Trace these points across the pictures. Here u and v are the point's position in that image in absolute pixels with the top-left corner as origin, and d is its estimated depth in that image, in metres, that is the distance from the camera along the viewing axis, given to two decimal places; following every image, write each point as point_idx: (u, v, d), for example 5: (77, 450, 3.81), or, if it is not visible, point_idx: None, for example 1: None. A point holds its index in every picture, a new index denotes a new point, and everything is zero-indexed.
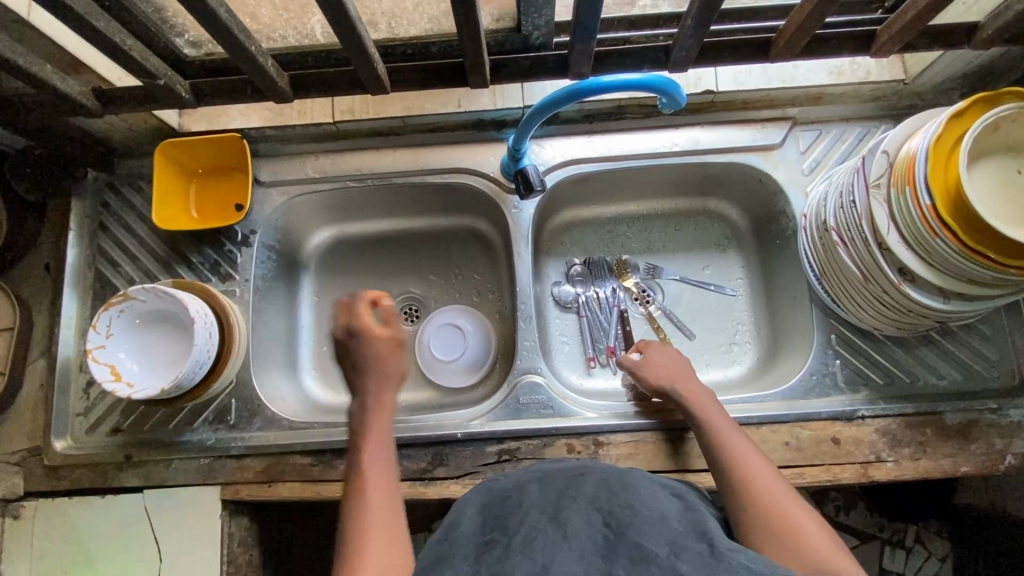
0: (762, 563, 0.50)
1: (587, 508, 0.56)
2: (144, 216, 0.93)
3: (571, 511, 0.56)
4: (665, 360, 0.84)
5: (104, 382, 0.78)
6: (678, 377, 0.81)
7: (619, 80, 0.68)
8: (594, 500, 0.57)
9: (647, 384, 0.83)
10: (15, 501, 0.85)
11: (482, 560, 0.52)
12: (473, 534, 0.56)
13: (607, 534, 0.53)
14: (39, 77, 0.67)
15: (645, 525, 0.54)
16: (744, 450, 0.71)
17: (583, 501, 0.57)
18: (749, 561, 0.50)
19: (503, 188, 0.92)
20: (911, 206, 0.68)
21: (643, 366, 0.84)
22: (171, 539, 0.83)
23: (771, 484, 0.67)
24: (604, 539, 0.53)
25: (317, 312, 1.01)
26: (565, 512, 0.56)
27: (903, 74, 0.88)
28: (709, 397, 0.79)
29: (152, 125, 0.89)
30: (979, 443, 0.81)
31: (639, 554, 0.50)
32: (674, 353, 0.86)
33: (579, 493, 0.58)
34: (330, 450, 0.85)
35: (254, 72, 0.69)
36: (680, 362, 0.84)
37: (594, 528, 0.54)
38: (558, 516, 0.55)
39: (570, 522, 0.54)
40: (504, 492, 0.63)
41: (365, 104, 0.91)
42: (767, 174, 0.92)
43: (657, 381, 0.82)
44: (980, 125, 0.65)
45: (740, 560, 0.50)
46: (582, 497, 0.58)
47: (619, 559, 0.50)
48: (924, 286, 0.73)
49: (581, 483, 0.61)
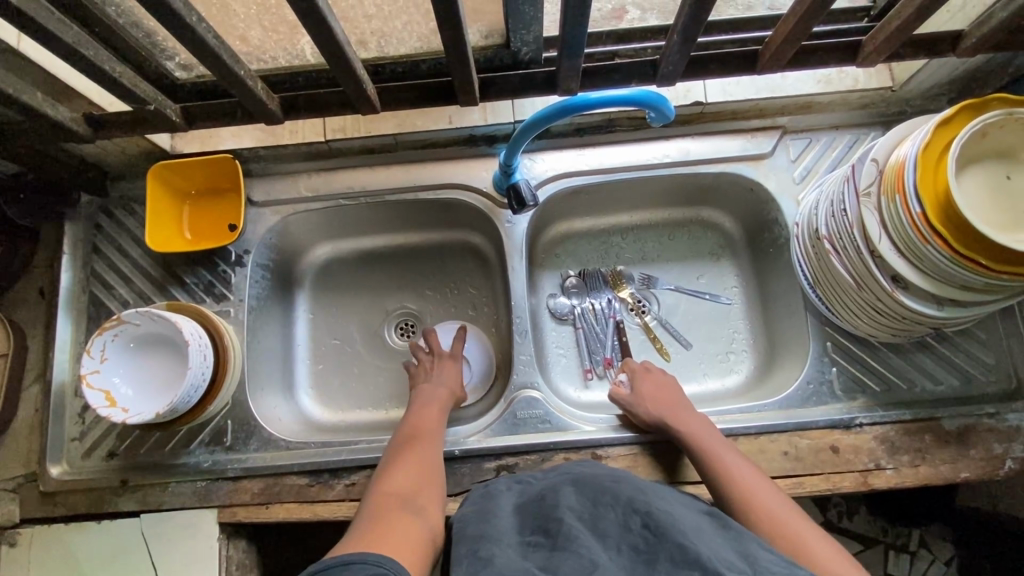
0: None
1: (626, 513, 0.56)
2: (138, 239, 0.93)
3: (609, 520, 0.56)
4: (654, 391, 0.84)
5: (99, 408, 0.78)
6: (669, 409, 0.81)
7: (607, 96, 0.68)
8: (632, 504, 0.57)
9: (640, 416, 0.83)
10: (11, 528, 0.85)
11: (528, 554, 0.52)
12: (511, 530, 0.57)
13: (647, 537, 0.53)
14: (29, 106, 0.67)
15: (687, 530, 0.53)
16: (739, 466, 0.72)
17: (620, 506, 0.57)
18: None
19: (496, 203, 0.93)
20: (902, 214, 0.68)
21: (636, 396, 0.84)
22: (169, 563, 0.82)
23: (769, 498, 0.68)
24: (643, 543, 0.53)
25: (313, 330, 1.01)
26: (603, 519, 0.56)
27: (890, 81, 0.88)
28: (703, 424, 0.79)
29: (144, 148, 0.89)
30: (978, 448, 0.81)
31: (681, 556, 0.50)
32: (660, 381, 0.86)
33: (615, 498, 0.58)
34: (327, 470, 0.84)
35: (243, 95, 0.69)
36: (669, 390, 0.85)
37: (633, 533, 0.54)
38: (597, 524, 0.55)
39: (609, 532, 0.54)
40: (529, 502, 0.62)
41: (356, 122, 0.92)
42: (758, 183, 0.92)
43: (651, 412, 0.81)
44: (968, 132, 0.65)
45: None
46: (619, 502, 0.58)
47: (661, 561, 0.50)
48: (918, 293, 0.73)
49: (617, 488, 0.60)
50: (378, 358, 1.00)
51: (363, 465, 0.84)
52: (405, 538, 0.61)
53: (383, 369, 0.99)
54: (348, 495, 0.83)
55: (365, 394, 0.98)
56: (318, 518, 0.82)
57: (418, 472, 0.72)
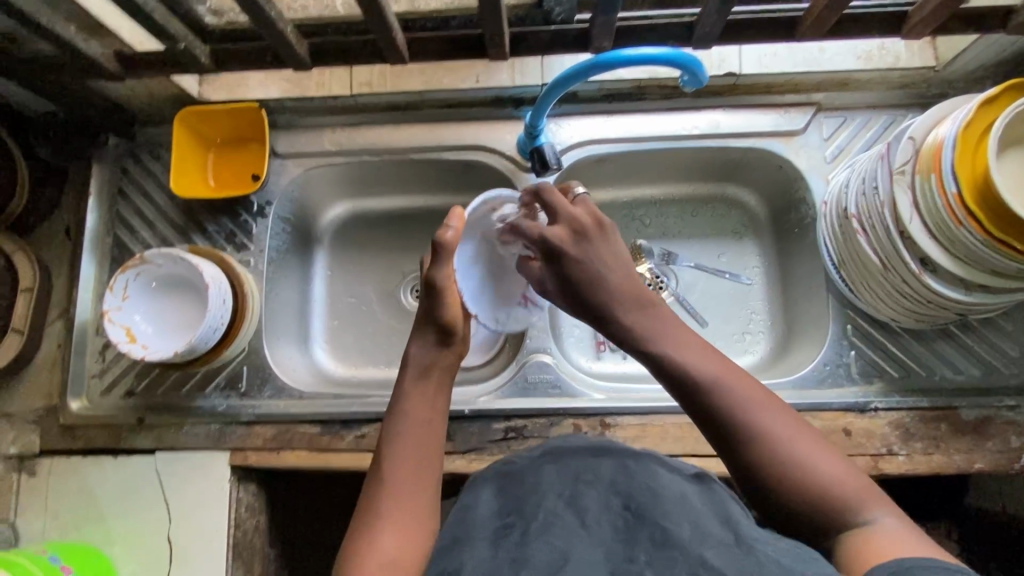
0: (794, 556, 0.46)
1: (602, 491, 0.56)
2: (162, 184, 0.93)
3: (589, 498, 0.55)
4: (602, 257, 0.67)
5: (120, 343, 0.79)
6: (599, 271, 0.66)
7: (639, 54, 0.66)
8: (614, 484, 0.57)
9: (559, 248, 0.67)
10: (31, 458, 0.87)
11: (497, 543, 0.52)
12: (489, 516, 0.57)
13: (627, 518, 0.53)
14: (60, 37, 0.67)
15: (668, 506, 0.53)
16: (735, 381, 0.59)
17: (601, 487, 0.57)
18: (778, 553, 0.46)
19: (519, 166, 0.91)
20: (936, 195, 0.67)
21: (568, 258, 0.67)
22: (180, 501, 0.84)
23: (776, 429, 0.56)
24: (625, 522, 0.52)
25: (329, 286, 1.01)
26: (583, 497, 0.55)
27: (934, 60, 0.85)
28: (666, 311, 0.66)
29: (173, 93, 0.89)
30: (995, 440, 0.79)
31: (661, 538, 0.50)
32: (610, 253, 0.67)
33: (596, 477, 0.58)
34: (338, 421, 0.86)
35: (273, 37, 0.69)
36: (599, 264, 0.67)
37: (614, 512, 0.54)
38: (575, 504, 0.55)
39: (588, 509, 0.54)
40: (520, 474, 0.63)
41: (383, 76, 0.90)
42: (788, 160, 0.90)
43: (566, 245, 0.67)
44: (1012, 113, 0.64)
45: (769, 552, 0.46)
46: (601, 482, 0.58)
47: (642, 543, 0.50)
48: (946, 276, 0.71)
49: (598, 465, 0.60)
50: (393, 318, 1.00)
51: (374, 418, 0.85)
52: (393, 546, 0.56)
53: (398, 330, 1.00)
54: (358, 446, 0.84)
55: (378, 352, 0.99)
56: (327, 467, 0.84)
57: (418, 461, 0.62)
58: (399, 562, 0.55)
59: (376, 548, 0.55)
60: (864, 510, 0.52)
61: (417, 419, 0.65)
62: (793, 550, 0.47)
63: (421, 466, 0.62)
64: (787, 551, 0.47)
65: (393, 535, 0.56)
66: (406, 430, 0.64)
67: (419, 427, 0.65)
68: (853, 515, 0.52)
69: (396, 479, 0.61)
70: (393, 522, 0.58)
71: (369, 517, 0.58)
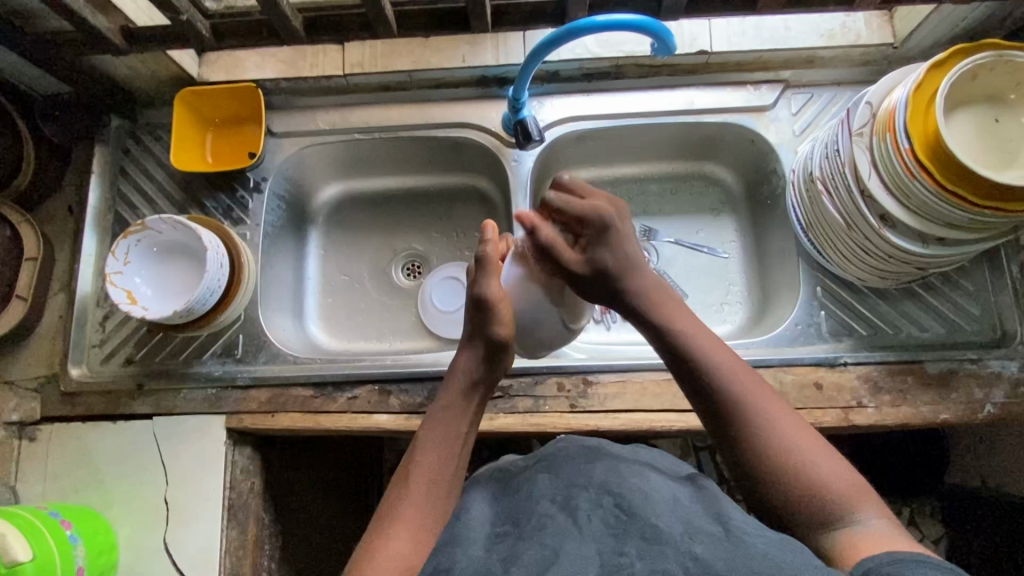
0: (776, 545, 0.50)
1: (595, 493, 0.58)
2: (162, 162, 0.97)
3: (581, 498, 0.58)
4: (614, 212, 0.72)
5: (121, 304, 0.82)
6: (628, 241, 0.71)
7: (611, 20, 0.71)
8: (605, 484, 0.59)
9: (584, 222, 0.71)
10: (32, 424, 0.90)
11: (492, 548, 0.55)
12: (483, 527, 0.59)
13: (618, 515, 0.55)
14: (72, 10, 0.72)
15: (658, 506, 0.56)
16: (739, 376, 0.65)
17: (593, 487, 0.59)
18: (765, 545, 0.50)
19: (504, 142, 0.96)
20: (891, 151, 0.71)
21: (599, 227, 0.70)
22: (178, 462, 0.87)
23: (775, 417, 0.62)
24: (615, 520, 0.55)
25: (323, 264, 1.05)
26: (574, 499, 0.58)
27: (892, 38, 0.90)
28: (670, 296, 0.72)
29: (173, 73, 0.93)
30: (959, 392, 0.83)
31: (651, 534, 0.53)
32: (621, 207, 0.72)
33: (588, 480, 0.60)
34: (330, 383, 0.89)
35: (271, 9, 0.73)
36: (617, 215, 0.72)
37: (605, 509, 0.56)
38: (568, 505, 0.57)
39: (580, 510, 0.56)
40: (511, 482, 0.65)
41: (374, 57, 0.95)
42: (758, 135, 0.95)
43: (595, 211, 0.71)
44: (956, 72, 0.69)
45: (757, 544, 0.50)
46: (592, 483, 0.60)
47: (632, 539, 0.53)
48: (905, 231, 0.76)
49: (590, 469, 0.62)
50: (385, 294, 1.04)
51: (365, 381, 0.88)
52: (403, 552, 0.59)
53: (389, 304, 1.03)
54: (350, 407, 0.87)
55: (370, 326, 1.02)
56: (320, 427, 0.87)
57: (438, 475, 0.65)
58: (405, 562, 0.58)
59: (390, 550, 0.58)
60: (855, 511, 0.57)
61: (447, 432, 0.68)
62: (777, 540, 0.51)
63: (443, 480, 0.65)
64: (773, 541, 0.51)
65: (404, 541, 0.60)
66: (437, 440, 0.67)
67: (450, 440, 0.68)
68: (846, 515, 0.57)
69: (419, 485, 0.64)
70: (405, 524, 0.61)
71: (389, 519, 0.62)
